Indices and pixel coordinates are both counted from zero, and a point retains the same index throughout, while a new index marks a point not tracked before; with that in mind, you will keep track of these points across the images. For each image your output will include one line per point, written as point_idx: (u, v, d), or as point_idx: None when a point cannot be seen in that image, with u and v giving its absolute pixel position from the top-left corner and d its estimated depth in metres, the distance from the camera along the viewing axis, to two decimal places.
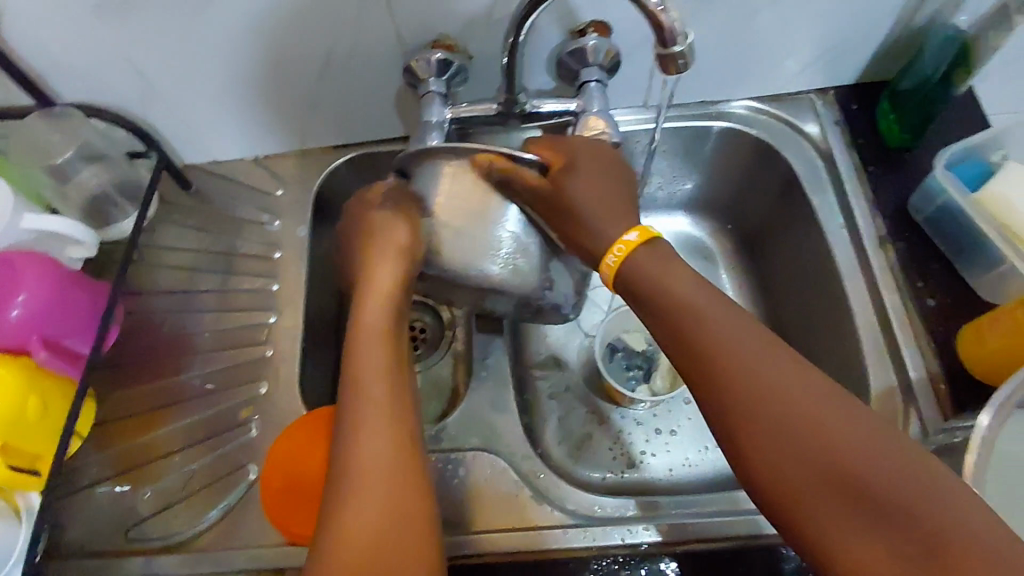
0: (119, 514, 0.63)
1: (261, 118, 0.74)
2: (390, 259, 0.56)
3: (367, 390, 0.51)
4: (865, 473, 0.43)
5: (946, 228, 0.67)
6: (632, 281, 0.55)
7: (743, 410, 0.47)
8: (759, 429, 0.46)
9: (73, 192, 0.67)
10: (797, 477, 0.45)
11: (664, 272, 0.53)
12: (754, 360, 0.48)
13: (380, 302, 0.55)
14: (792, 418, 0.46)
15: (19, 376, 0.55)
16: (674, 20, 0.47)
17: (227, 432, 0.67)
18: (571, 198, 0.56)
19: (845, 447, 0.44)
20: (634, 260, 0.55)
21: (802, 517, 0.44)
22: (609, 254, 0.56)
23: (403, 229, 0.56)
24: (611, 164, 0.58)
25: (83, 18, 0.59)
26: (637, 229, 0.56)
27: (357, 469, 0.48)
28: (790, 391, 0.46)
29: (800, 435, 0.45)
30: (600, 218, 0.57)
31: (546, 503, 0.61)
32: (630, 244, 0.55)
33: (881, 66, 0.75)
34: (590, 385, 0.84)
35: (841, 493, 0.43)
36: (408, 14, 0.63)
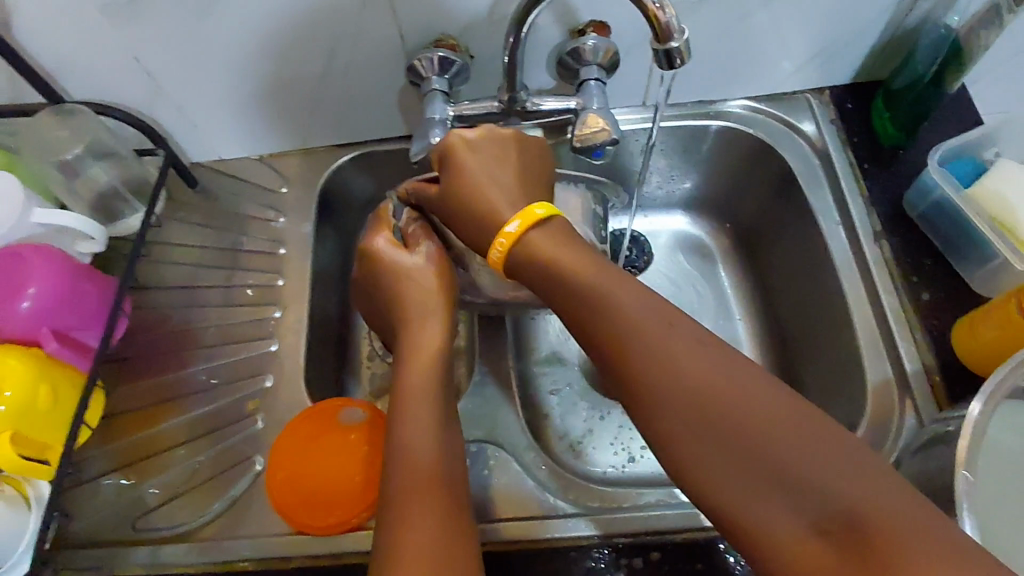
0: (125, 505, 0.64)
1: (266, 117, 0.75)
2: (428, 294, 0.61)
3: (416, 408, 0.52)
4: (797, 464, 0.37)
5: (939, 223, 0.68)
6: (523, 268, 0.51)
7: (657, 401, 0.42)
8: (674, 415, 0.41)
9: (83, 188, 0.68)
10: (726, 469, 0.39)
11: (556, 255, 0.49)
12: (668, 339, 0.43)
13: (429, 329, 0.58)
14: (703, 397, 0.40)
15: (29, 366, 0.56)
16: (671, 17, 0.48)
17: (233, 425, 0.68)
18: (464, 187, 0.57)
19: (769, 433, 0.38)
20: (517, 250, 0.52)
21: (734, 514, 0.38)
22: (493, 249, 0.53)
23: (416, 259, 0.62)
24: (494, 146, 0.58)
25: (94, 17, 0.60)
26: (518, 216, 0.52)
27: (406, 476, 0.48)
28: (707, 372, 0.41)
29: (721, 420, 0.39)
30: (491, 201, 0.55)
31: (547, 494, 0.63)
32: (511, 234, 0.52)
33: (875, 66, 0.76)
34: (591, 381, 0.85)
35: (767, 483, 0.37)
36: (411, 14, 0.64)
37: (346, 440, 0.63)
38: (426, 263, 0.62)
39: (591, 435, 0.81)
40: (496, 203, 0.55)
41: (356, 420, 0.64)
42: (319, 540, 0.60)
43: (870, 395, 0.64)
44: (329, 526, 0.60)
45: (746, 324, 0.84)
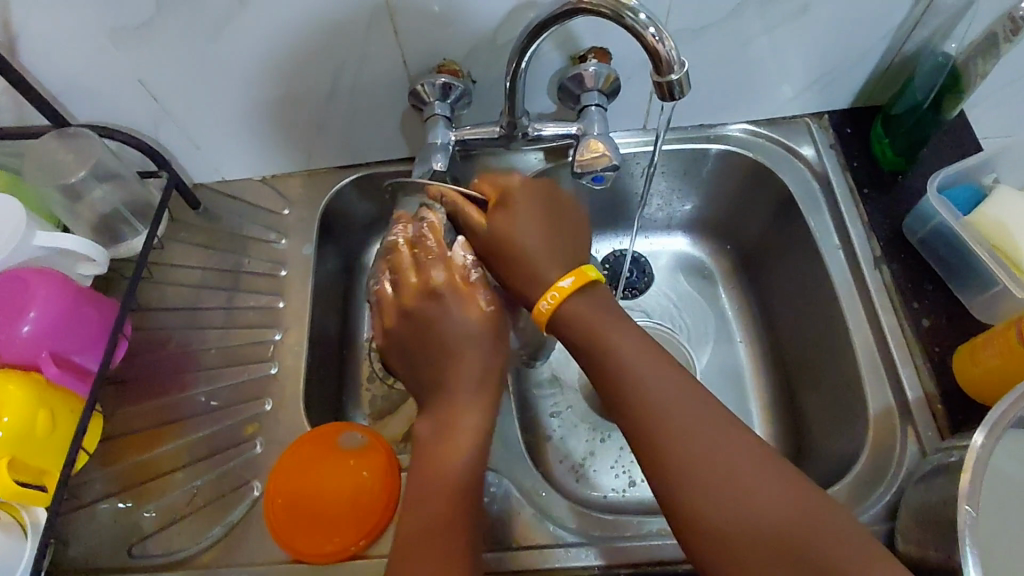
0: (122, 530, 0.63)
1: (270, 139, 0.76)
2: (490, 356, 0.55)
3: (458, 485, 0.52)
4: (764, 493, 0.47)
5: (940, 250, 0.68)
6: (568, 327, 0.54)
7: (696, 486, 0.48)
8: (699, 495, 0.47)
9: (85, 210, 0.68)
10: (708, 493, 0.47)
11: (601, 318, 0.54)
12: (666, 385, 0.52)
13: (473, 398, 0.54)
14: (729, 482, 0.47)
15: (28, 391, 0.55)
16: (670, 49, 0.49)
17: (231, 449, 0.67)
18: (511, 224, 0.58)
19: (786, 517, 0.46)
20: (570, 305, 0.54)
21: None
22: (543, 300, 0.55)
23: (488, 312, 0.55)
24: (542, 196, 0.60)
25: (100, 41, 0.61)
26: (573, 274, 0.56)
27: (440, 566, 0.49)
28: (697, 421, 0.50)
29: (743, 503, 0.47)
30: (542, 252, 0.57)
31: (547, 521, 0.62)
32: (564, 289, 0.55)
33: (874, 90, 0.77)
34: (592, 404, 0.84)
35: (741, 508, 0.47)
36: (414, 40, 0.65)
37: (346, 465, 0.63)
38: (495, 319, 0.55)
39: (592, 458, 0.81)
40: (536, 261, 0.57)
41: (356, 445, 0.64)
42: (317, 568, 0.60)
43: (871, 423, 0.64)
44: (327, 554, 0.59)
45: (746, 346, 0.83)
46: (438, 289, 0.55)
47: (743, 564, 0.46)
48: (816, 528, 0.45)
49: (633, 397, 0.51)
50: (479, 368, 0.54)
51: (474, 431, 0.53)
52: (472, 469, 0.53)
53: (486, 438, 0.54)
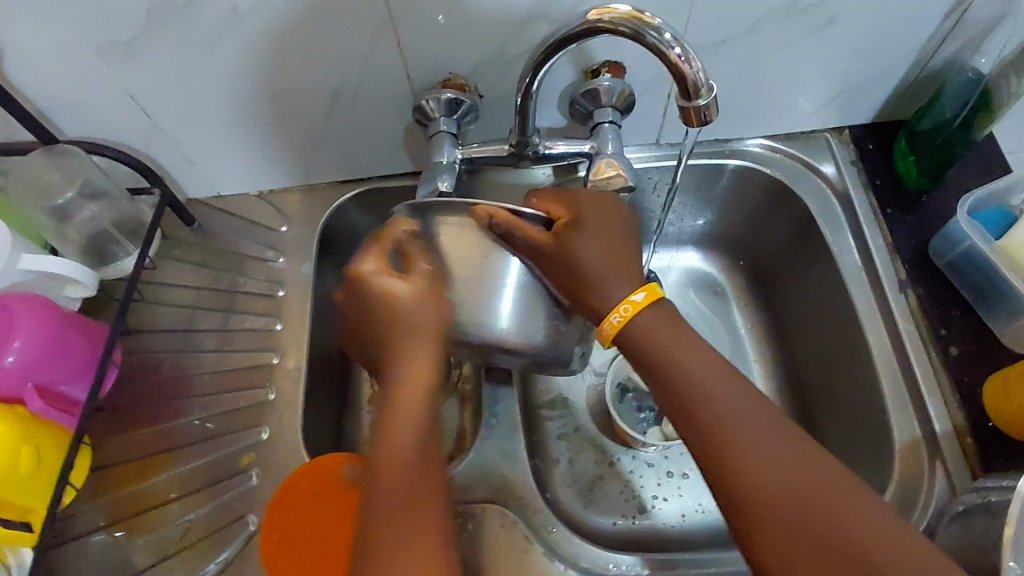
0: (112, 567, 0.61)
1: (268, 154, 0.73)
2: (424, 315, 0.51)
3: (390, 461, 0.48)
4: (798, 476, 0.46)
5: (969, 275, 0.65)
6: (637, 338, 0.54)
7: (734, 458, 0.48)
8: (743, 476, 0.47)
9: (74, 231, 0.65)
10: (742, 466, 0.48)
11: (665, 329, 0.54)
12: (709, 369, 0.52)
13: (393, 445, 0.48)
14: (790, 481, 0.46)
15: (11, 427, 0.52)
16: (698, 71, 0.46)
17: (227, 480, 0.64)
18: (580, 246, 0.55)
19: (847, 519, 0.44)
20: (640, 319, 0.54)
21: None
22: (614, 313, 0.55)
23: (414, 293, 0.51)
24: (614, 216, 0.57)
25: (89, 56, 0.58)
26: (644, 288, 0.55)
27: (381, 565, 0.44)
28: (742, 404, 0.50)
29: (787, 488, 0.46)
30: (611, 274, 0.55)
31: (557, 560, 0.59)
32: (636, 303, 0.55)
33: (897, 105, 0.74)
34: (601, 427, 0.81)
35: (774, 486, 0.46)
36: (419, 53, 0.62)
37: (346, 498, 0.60)
38: (425, 294, 0.52)
39: (601, 483, 0.78)
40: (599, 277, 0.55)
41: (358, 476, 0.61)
42: None
43: (897, 456, 0.61)
44: None
45: (761, 366, 0.80)
46: (373, 280, 0.51)
47: (770, 537, 0.46)
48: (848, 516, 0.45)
49: (681, 381, 0.52)
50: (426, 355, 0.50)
51: (415, 422, 0.49)
52: (422, 447, 0.49)
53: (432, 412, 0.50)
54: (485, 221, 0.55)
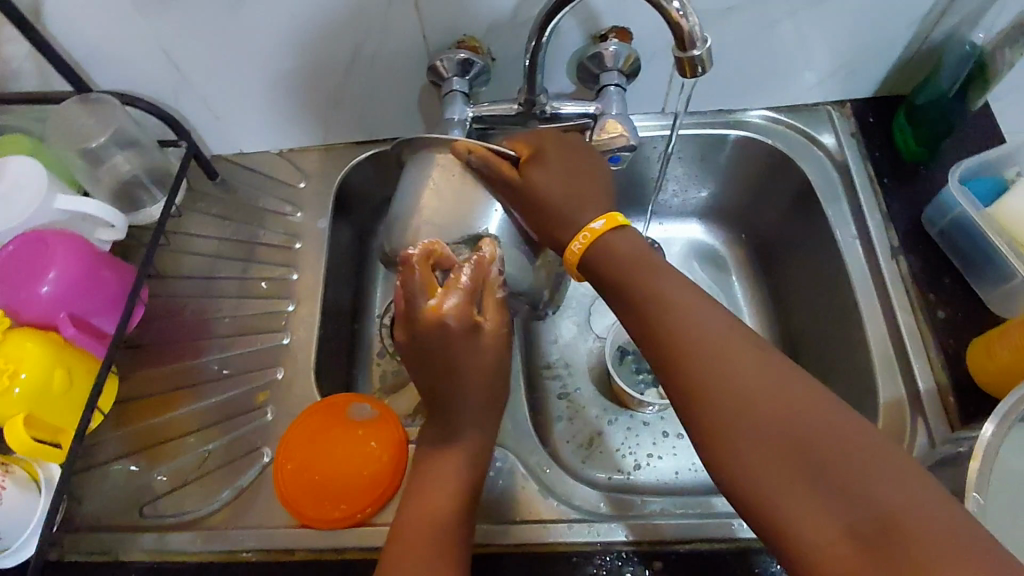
0: (134, 490, 0.65)
1: (290, 113, 0.76)
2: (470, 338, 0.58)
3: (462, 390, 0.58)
4: (782, 411, 0.44)
5: (959, 242, 0.67)
6: (601, 264, 0.56)
7: (716, 403, 0.47)
8: (726, 420, 0.46)
9: (105, 175, 0.69)
10: (724, 411, 0.46)
11: (633, 261, 0.55)
12: (687, 308, 0.51)
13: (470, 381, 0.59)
14: (760, 414, 0.45)
15: (46, 350, 0.56)
16: (694, 25, 0.49)
17: (243, 415, 0.69)
18: (543, 180, 0.59)
19: (833, 446, 0.42)
20: (602, 244, 0.57)
21: (773, 505, 0.43)
22: (574, 241, 0.58)
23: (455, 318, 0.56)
24: (574, 149, 0.60)
25: (123, 9, 0.61)
26: (605, 217, 0.58)
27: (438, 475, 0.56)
28: (721, 341, 0.49)
29: (773, 426, 0.44)
30: (575, 205, 0.59)
31: (551, 497, 0.63)
32: (596, 230, 0.57)
33: (898, 79, 0.76)
34: (600, 387, 0.85)
35: (764, 433, 0.44)
36: (434, 15, 0.65)
37: (355, 435, 0.64)
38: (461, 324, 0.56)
39: (599, 438, 0.81)
40: (565, 213, 0.58)
41: (366, 416, 0.65)
42: (325, 534, 0.60)
43: (880, 411, 0.63)
44: (335, 520, 0.60)
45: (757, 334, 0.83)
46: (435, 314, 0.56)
47: (760, 483, 0.44)
48: (839, 447, 0.42)
49: (665, 322, 0.51)
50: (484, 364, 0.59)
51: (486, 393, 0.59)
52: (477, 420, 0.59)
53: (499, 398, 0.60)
54: (464, 156, 0.59)
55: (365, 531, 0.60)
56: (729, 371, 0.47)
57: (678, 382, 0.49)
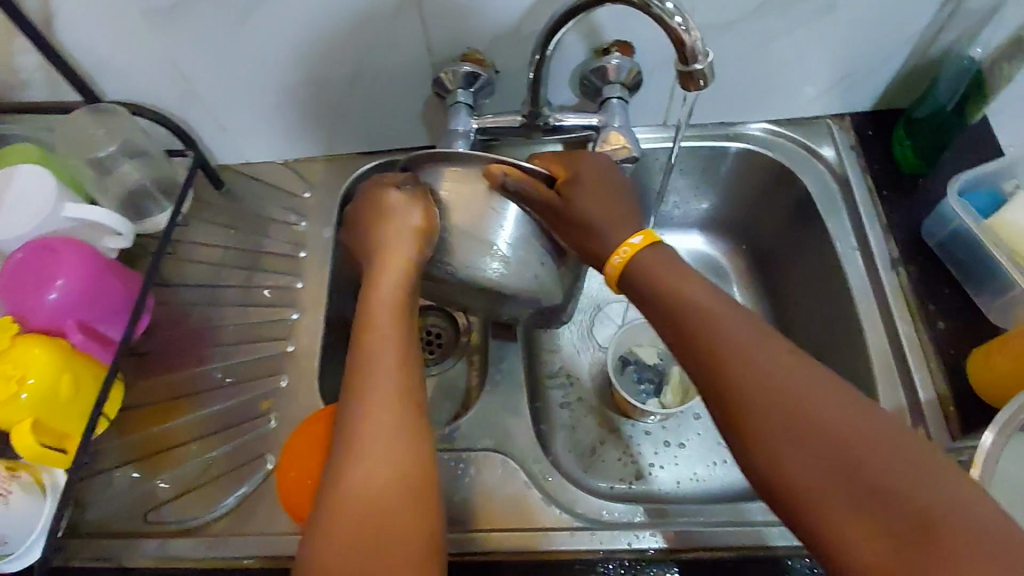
0: (138, 497, 0.65)
1: (296, 124, 0.77)
2: (401, 242, 0.57)
3: (376, 338, 0.53)
4: (823, 413, 0.45)
5: (958, 253, 0.68)
6: (641, 276, 0.57)
7: (757, 405, 0.47)
8: (766, 422, 0.46)
9: (113, 185, 0.70)
10: (763, 411, 0.47)
11: (667, 272, 0.56)
12: (724, 313, 0.52)
13: (386, 282, 0.56)
14: (801, 416, 0.45)
15: (54, 355, 0.57)
16: (696, 40, 0.49)
17: (247, 423, 0.69)
18: (586, 201, 0.59)
19: (874, 450, 0.43)
20: (639, 259, 0.58)
21: (817, 511, 0.43)
22: (615, 254, 0.59)
23: (421, 219, 0.57)
24: (603, 168, 0.61)
25: (134, 22, 0.63)
26: (642, 232, 0.59)
27: (356, 433, 0.49)
28: (760, 343, 0.49)
29: (814, 429, 0.44)
30: (611, 223, 0.60)
31: (554, 505, 0.62)
32: (635, 245, 0.59)
33: (897, 92, 0.77)
34: (601, 397, 0.85)
35: (804, 434, 0.45)
36: (439, 28, 0.66)
37: None
38: (421, 211, 0.57)
39: (601, 447, 0.81)
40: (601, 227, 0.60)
41: None
42: None
43: None
44: None
45: None
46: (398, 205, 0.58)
47: (802, 487, 0.44)
48: (881, 452, 0.42)
49: (702, 325, 0.52)
50: (394, 294, 0.56)
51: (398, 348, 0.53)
52: (405, 349, 0.53)
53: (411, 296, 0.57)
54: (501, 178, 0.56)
55: None
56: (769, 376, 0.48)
57: (717, 384, 0.50)
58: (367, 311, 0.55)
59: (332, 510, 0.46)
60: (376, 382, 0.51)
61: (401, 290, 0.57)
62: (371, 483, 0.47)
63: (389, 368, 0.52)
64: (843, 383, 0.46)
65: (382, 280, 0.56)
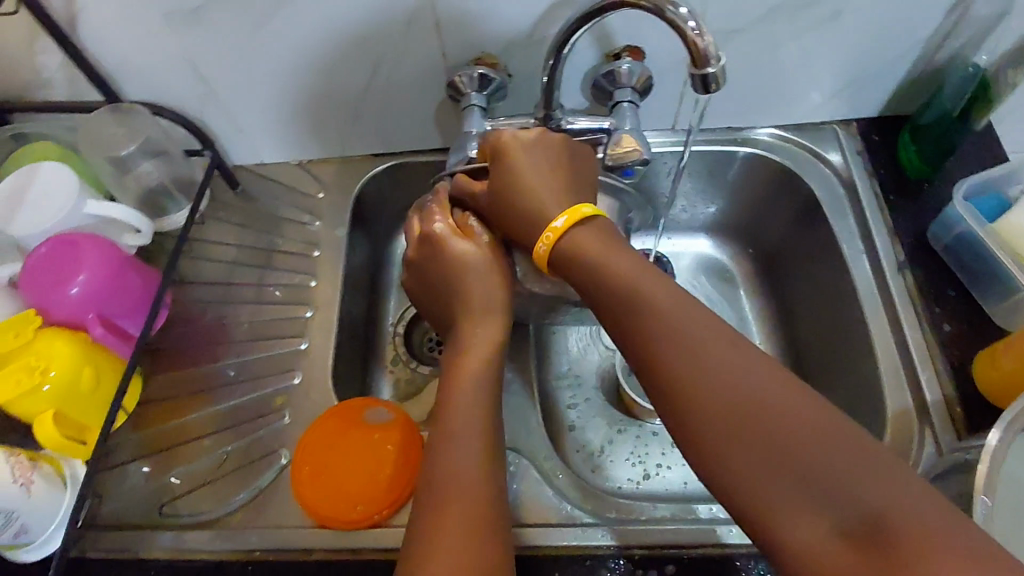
0: (153, 490, 0.66)
1: (311, 125, 0.78)
2: (483, 280, 0.61)
3: (454, 403, 0.54)
4: (762, 409, 0.42)
5: (963, 257, 0.69)
6: (570, 262, 0.54)
7: (697, 407, 0.44)
8: (708, 423, 0.43)
9: (133, 182, 0.71)
10: (704, 412, 0.44)
11: (604, 254, 0.52)
12: (661, 302, 0.49)
13: (476, 339, 0.59)
14: (740, 414, 0.42)
15: (75, 349, 0.58)
16: (709, 44, 0.51)
17: (261, 419, 0.70)
18: (507, 186, 0.59)
19: (813, 445, 0.40)
20: (567, 241, 0.54)
21: (765, 510, 0.40)
22: (539, 242, 0.56)
23: (472, 253, 0.62)
24: (534, 142, 0.59)
25: (157, 24, 0.64)
26: (566, 213, 0.55)
27: (440, 474, 0.50)
28: (700, 335, 0.46)
29: (756, 428, 0.42)
30: (545, 204, 0.57)
31: (565, 501, 0.64)
32: (557, 229, 0.55)
33: (903, 98, 0.78)
34: (609, 397, 0.86)
35: (745, 435, 0.42)
36: (454, 33, 0.67)
37: (371, 439, 0.65)
38: (484, 257, 0.62)
39: (609, 447, 0.82)
40: (535, 209, 0.57)
41: (382, 419, 0.66)
42: (340, 535, 0.61)
43: (888, 423, 0.64)
44: (352, 521, 0.61)
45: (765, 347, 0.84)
46: (446, 241, 0.63)
47: (752, 492, 0.41)
48: (823, 447, 0.39)
49: (641, 319, 0.49)
50: (484, 349, 0.58)
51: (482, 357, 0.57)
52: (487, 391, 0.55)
53: (497, 349, 0.59)
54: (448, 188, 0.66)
55: (379, 532, 0.61)
56: (707, 367, 0.45)
57: (657, 385, 0.47)
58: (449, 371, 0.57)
59: (443, 510, 0.48)
60: (457, 426, 0.52)
61: (492, 340, 0.59)
62: (469, 483, 0.49)
63: (469, 400, 0.54)
64: (779, 368, 0.44)
65: (475, 327, 0.60)
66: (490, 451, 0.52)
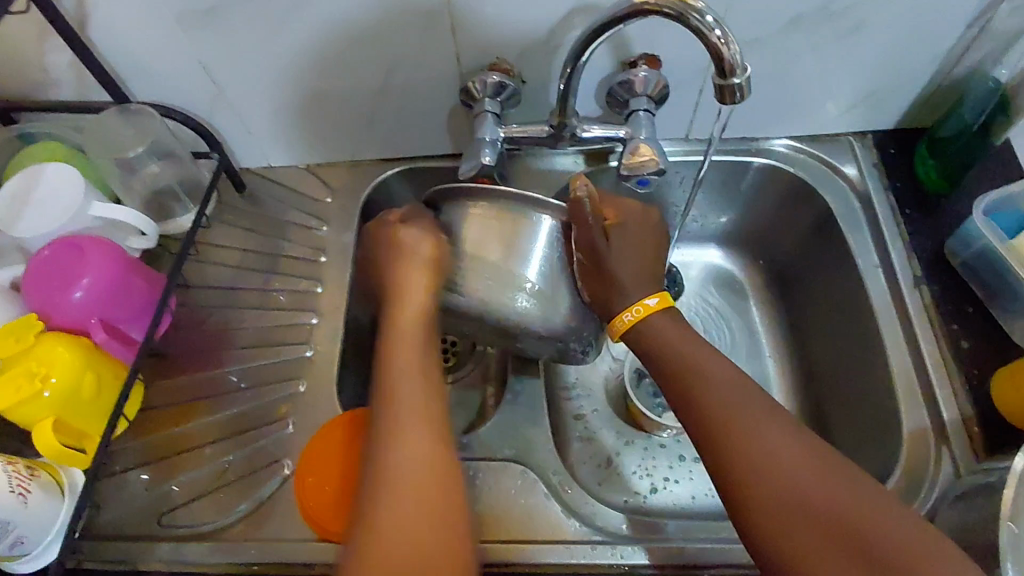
0: (154, 499, 0.64)
1: (322, 130, 0.77)
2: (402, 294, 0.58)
3: (400, 379, 0.54)
4: (802, 473, 0.49)
5: (983, 274, 0.68)
6: (647, 339, 0.60)
7: (746, 464, 0.51)
8: (756, 481, 0.50)
9: (138, 183, 0.70)
10: (752, 470, 0.50)
11: (679, 338, 0.59)
12: (717, 374, 0.56)
13: (399, 349, 0.55)
14: (788, 475, 0.49)
15: (77, 355, 0.56)
16: (735, 53, 0.51)
17: (264, 427, 0.68)
18: (616, 258, 0.62)
19: (855, 508, 0.47)
20: (652, 320, 0.61)
21: (788, 549, 0.47)
22: (627, 312, 0.62)
23: (423, 249, 0.60)
24: (648, 231, 0.65)
25: (169, 25, 0.63)
26: (658, 295, 0.62)
27: (380, 477, 0.49)
28: (749, 405, 0.53)
29: (800, 491, 0.48)
30: (636, 280, 0.62)
31: (573, 518, 0.62)
32: (648, 306, 0.61)
33: (920, 112, 0.77)
34: (617, 409, 0.84)
35: (789, 494, 0.49)
36: (470, 38, 0.66)
37: None
38: (433, 252, 0.60)
39: (616, 460, 0.81)
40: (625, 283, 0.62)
41: None
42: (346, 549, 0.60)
43: (904, 442, 0.63)
44: None
45: (776, 361, 0.83)
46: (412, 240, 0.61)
47: (792, 545, 0.47)
48: (862, 511, 0.47)
49: (697, 385, 0.55)
50: (416, 354, 0.55)
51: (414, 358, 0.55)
52: (424, 375, 0.54)
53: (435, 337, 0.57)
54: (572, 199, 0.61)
55: None
56: (756, 436, 0.51)
57: (708, 440, 0.53)
58: (385, 362, 0.55)
59: (381, 498, 0.48)
60: (405, 422, 0.52)
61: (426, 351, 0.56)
62: (402, 467, 0.49)
63: (414, 394, 0.53)
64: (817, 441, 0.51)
65: (405, 334, 0.56)
66: (433, 424, 0.52)
